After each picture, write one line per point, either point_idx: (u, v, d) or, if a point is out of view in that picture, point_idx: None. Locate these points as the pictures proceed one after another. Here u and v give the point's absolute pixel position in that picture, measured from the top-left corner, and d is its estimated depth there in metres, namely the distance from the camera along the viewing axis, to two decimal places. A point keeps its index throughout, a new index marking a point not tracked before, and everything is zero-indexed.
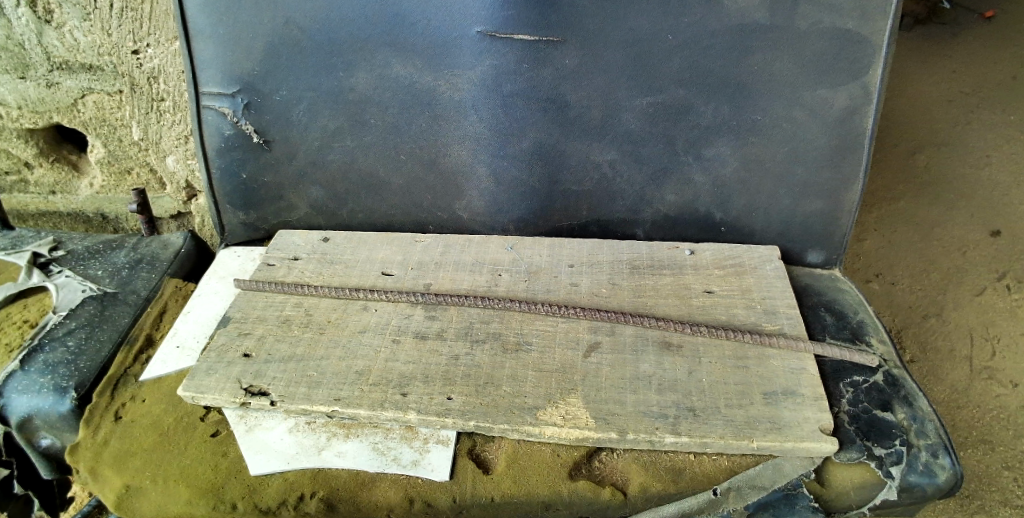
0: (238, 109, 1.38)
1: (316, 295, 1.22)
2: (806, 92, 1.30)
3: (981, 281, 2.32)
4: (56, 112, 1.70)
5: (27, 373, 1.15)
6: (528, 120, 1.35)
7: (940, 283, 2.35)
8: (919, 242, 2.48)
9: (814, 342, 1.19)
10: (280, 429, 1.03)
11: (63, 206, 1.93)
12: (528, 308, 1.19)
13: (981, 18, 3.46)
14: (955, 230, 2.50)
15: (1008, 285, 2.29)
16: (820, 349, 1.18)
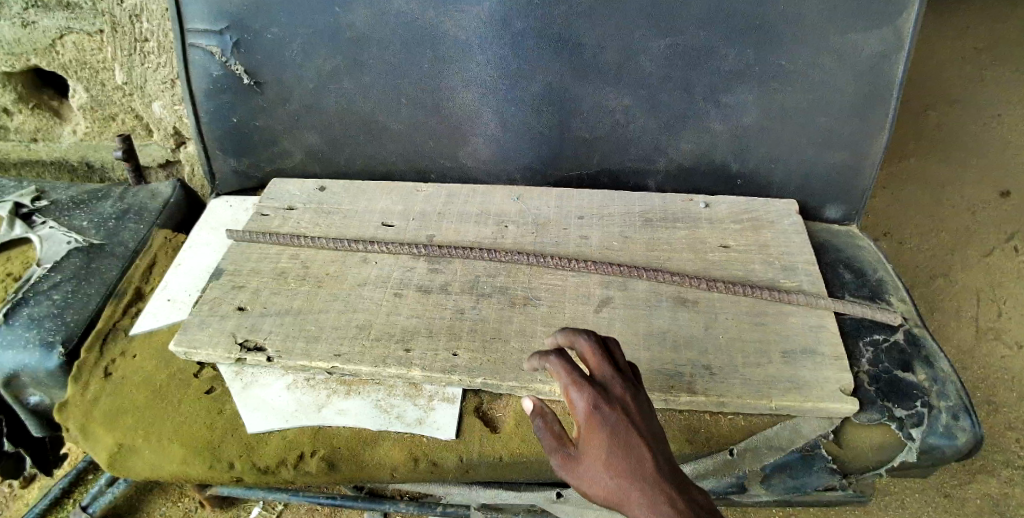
0: (227, 47, 1.28)
1: (314, 246, 1.16)
2: (836, 34, 1.20)
3: (988, 241, 2.16)
4: (35, 54, 1.59)
5: (12, 328, 1.09)
6: (539, 61, 1.25)
7: (947, 244, 2.18)
8: (929, 201, 2.27)
9: (837, 300, 1.14)
10: (277, 386, 0.99)
11: (46, 154, 1.85)
12: (537, 261, 1.12)
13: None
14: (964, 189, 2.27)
15: (1016, 248, 2.13)
16: (845, 307, 1.13)
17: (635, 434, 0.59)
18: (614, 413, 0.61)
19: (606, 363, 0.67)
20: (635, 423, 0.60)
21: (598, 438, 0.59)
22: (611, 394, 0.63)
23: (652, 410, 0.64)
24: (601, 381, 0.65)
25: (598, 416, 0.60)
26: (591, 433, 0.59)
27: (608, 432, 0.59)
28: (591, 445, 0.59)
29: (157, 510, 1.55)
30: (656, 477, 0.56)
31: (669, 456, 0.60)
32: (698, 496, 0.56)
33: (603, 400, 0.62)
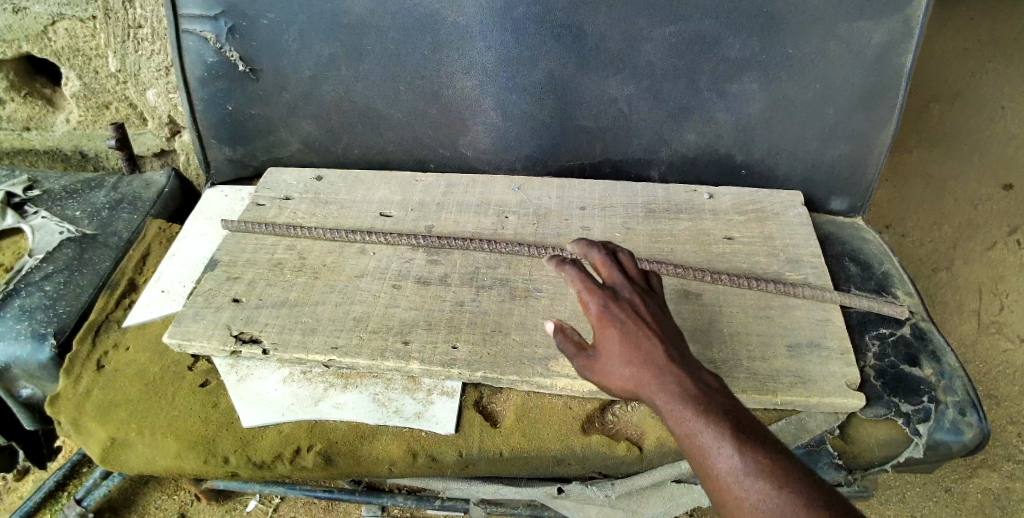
0: (221, 33, 1.25)
1: (311, 236, 1.13)
2: (843, 22, 1.18)
3: (991, 234, 2.12)
4: (26, 41, 1.56)
5: (3, 319, 1.07)
6: (540, 48, 1.22)
7: (950, 237, 2.16)
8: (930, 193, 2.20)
9: (843, 294, 1.12)
10: (274, 379, 0.97)
11: (40, 143, 1.82)
12: (538, 252, 1.10)
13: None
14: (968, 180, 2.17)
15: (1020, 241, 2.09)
16: (851, 300, 1.11)
17: (643, 327, 0.68)
18: (624, 311, 0.70)
19: (616, 269, 0.76)
20: (643, 318, 0.69)
21: (612, 333, 0.68)
22: (620, 295, 0.72)
23: (658, 306, 0.73)
24: (612, 285, 0.74)
25: (609, 313, 0.70)
26: (604, 327, 0.69)
27: (619, 328, 0.68)
28: (604, 339, 0.69)
29: (153, 503, 1.54)
30: (662, 361, 0.65)
31: (674, 341, 0.69)
32: (700, 374, 0.66)
33: (614, 300, 0.71)
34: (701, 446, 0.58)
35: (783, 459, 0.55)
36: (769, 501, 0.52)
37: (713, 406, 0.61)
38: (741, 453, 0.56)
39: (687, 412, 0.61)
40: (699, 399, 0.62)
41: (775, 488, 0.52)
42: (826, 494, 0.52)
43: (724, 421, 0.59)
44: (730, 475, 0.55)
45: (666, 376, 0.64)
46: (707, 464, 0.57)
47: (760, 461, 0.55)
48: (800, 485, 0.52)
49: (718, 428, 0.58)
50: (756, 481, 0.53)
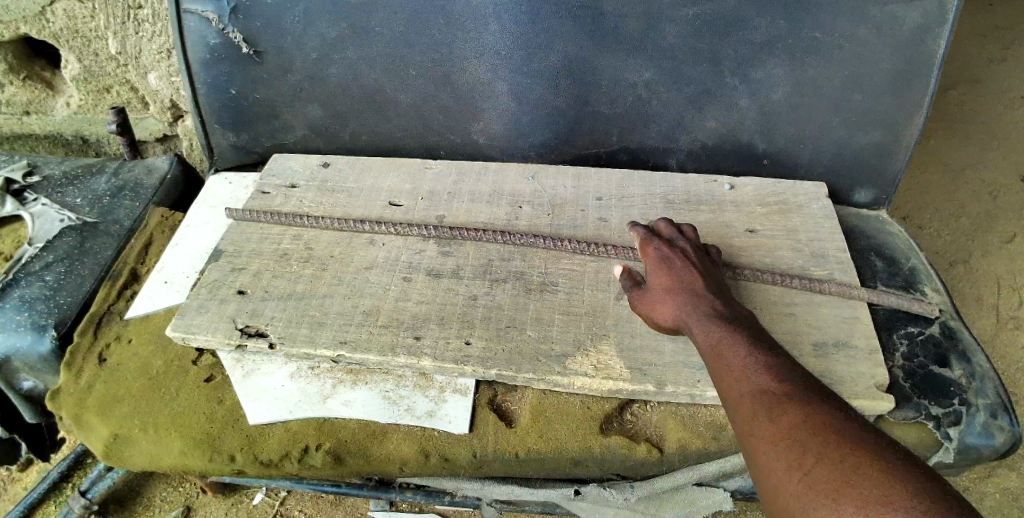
0: (224, 13, 1.20)
1: (318, 226, 1.09)
2: (875, 4, 1.12)
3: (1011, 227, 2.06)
4: (24, 22, 1.52)
5: (2, 310, 1.05)
6: (556, 30, 1.17)
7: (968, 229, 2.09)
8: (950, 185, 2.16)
9: (871, 290, 1.08)
10: (280, 375, 0.93)
11: (40, 128, 1.78)
12: (554, 244, 1.06)
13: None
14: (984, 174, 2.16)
15: None
16: (879, 297, 1.07)
17: (689, 266, 0.90)
18: (675, 255, 0.93)
19: (674, 230, 0.98)
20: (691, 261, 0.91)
21: (661, 268, 0.91)
22: (674, 245, 0.95)
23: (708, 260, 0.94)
24: (669, 240, 0.96)
25: (661, 255, 0.93)
26: (658, 264, 0.92)
27: (668, 264, 0.91)
28: (655, 274, 0.91)
29: (158, 495, 1.52)
30: (700, 290, 0.86)
31: (716, 284, 0.90)
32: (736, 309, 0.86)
33: (668, 247, 0.94)
34: (716, 342, 0.78)
35: (782, 359, 0.73)
36: (758, 374, 0.71)
37: (737, 324, 0.80)
38: (747, 349, 0.75)
39: (713, 323, 0.81)
40: (728, 318, 0.82)
41: (766, 369, 0.71)
42: (808, 383, 0.69)
43: (741, 331, 0.78)
44: (734, 361, 0.74)
45: (701, 299, 0.85)
46: (720, 354, 0.76)
47: (761, 355, 0.73)
48: (787, 373, 0.70)
49: (737, 335, 0.78)
50: (754, 366, 0.72)
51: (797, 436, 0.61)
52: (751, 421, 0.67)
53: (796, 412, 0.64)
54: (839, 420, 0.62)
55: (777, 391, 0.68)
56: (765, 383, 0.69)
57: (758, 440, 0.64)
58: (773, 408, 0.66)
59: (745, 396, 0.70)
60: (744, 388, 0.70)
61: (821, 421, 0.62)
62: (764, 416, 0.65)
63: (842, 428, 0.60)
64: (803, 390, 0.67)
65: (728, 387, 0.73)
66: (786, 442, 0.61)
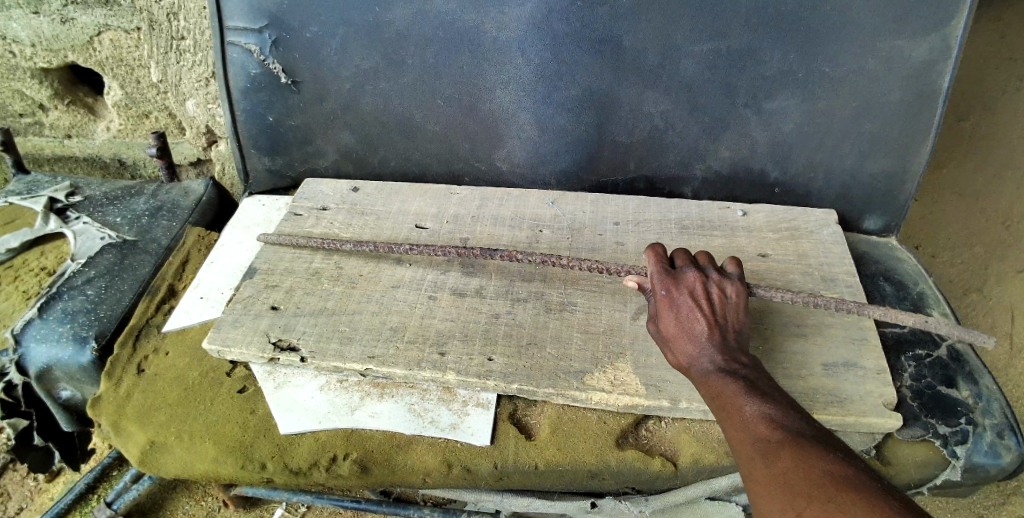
0: (265, 45, 1.28)
1: (336, 247, 1.14)
2: (882, 39, 1.17)
3: None
4: (72, 50, 1.64)
5: (46, 322, 1.10)
6: (577, 63, 1.23)
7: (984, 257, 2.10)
8: None
9: (913, 316, 0.97)
10: (310, 387, 0.98)
11: (79, 150, 1.91)
12: (563, 267, 1.09)
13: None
14: None
15: None
16: (921, 325, 0.96)
17: (693, 311, 0.89)
18: (682, 286, 0.92)
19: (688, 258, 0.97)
20: (700, 301, 0.90)
21: (665, 311, 0.91)
22: (680, 278, 0.93)
23: (722, 292, 0.92)
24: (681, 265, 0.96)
25: (670, 290, 0.92)
26: (665, 304, 0.91)
27: (674, 303, 0.91)
28: (664, 315, 0.91)
29: (180, 508, 1.55)
30: (706, 339, 0.86)
31: (724, 322, 0.89)
32: (744, 353, 0.87)
33: (676, 282, 0.93)
34: (716, 390, 0.80)
35: (779, 405, 0.76)
36: (758, 423, 0.74)
37: (741, 372, 0.82)
38: (744, 396, 0.78)
39: (720, 374, 0.82)
40: (733, 365, 0.83)
41: (766, 418, 0.74)
42: (807, 428, 0.72)
43: (738, 377, 0.81)
44: (733, 408, 0.77)
45: (708, 348, 0.86)
46: (721, 403, 0.79)
47: (763, 403, 0.76)
48: (784, 419, 0.74)
49: (739, 382, 0.80)
50: (751, 413, 0.76)
51: (793, 483, 0.65)
52: (751, 467, 0.70)
53: (790, 456, 0.68)
54: (832, 463, 0.65)
55: (774, 438, 0.71)
56: (762, 431, 0.73)
57: (755, 486, 0.69)
58: (769, 455, 0.69)
59: (746, 445, 0.73)
60: (745, 436, 0.74)
61: (814, 464, 0.65)
62: (760, 463, 0.69)
63: (833, 470, 0.64)
64: (800, 436, 0.71)
65: (729, 435, 0.76)
66: (781, 487, 0.65)
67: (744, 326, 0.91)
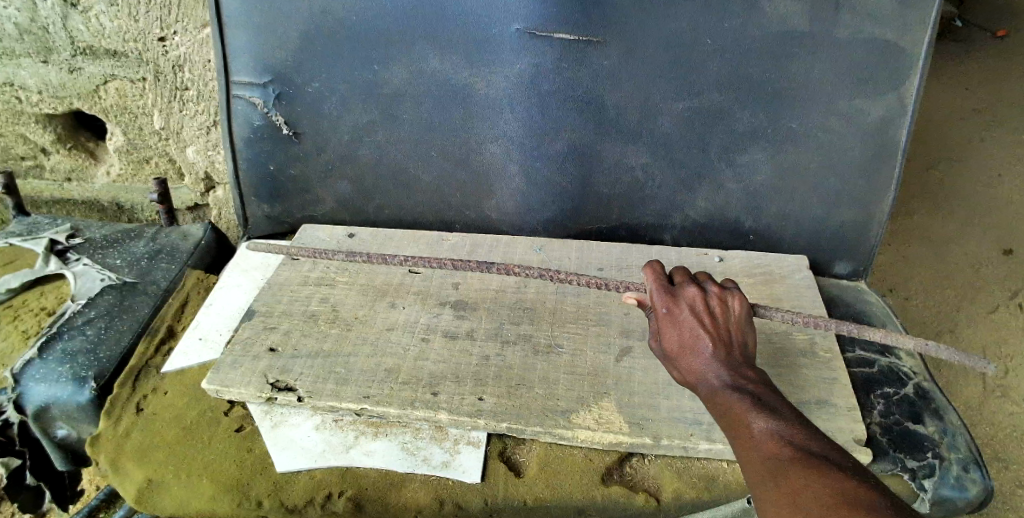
0: (269, 99, 1.37)
1: (330, 258, 1.13)
2: (839, 101, 1.29)
3: (992, 299, 2.26)
4: (78, 98, 1.71)
5: (45, 361, 1.13)
6: (562, 120, 1.33)
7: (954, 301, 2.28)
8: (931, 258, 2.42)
9: (915, 340, 0.96)
10: (306, 426, 1.02)
11: (78, 193, 1.96)
12: (557, 281, 1.09)
13: (994, 37, 3.40)
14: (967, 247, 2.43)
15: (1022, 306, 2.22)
16: (924, 348, 0.94)
17: (696, 326, 0.90)
18: (683, 304, 0.93)
19: (688, 276, 1.00)
20: (701, 316, 0.91)
21: (668, 326, 0.92)
22: (681, 293, 0.95)
23: (722, 306, 0.94)
24: (681, 284, 0.98)
25: (671, 307, 0.94)
26: (667, 320, 0.93)
27: (676, 319, 0.92)
28: (666, 332, 0.92)
29: None
30: (710, 355, 0.87)
31: (727, 337, 0.90)
32: (750, 369, 0.87)
33: (676, 300, 0.94)
34: (726, 409, 0.81)
35: (791, 424, 0.75)
36: (767, 443, 0.73)
37: (747, 388, 0.83)
38: (754, 414, 0.78)
39: (727, 391, 0.83)
40: (739, 382, 0.84)
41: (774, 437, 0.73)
42: (817, 447, 0.71)
43: (747, 395, 0.81)
44: (743, 427, 0.77)
45: (712, 364, 0.87)
46: (731, 421, 0.79)
47: (771, 420, 0.76)
48: (795, 439, 0.73)
49: (747, 400, 0.80)
50: (761, 432, 0.75)
51: (802, 503, 0.63)
52: (760, 486, 0.69)
53: (800, 474, 0.66)
54: (846, 481, 0.63)
55: (784, 456, 0.70)
56: (772, 449, 0.72)
57: (764, 504, 0.67)
58: (778, 473, 0.68)
59: (755, 463, 0.72)
60: (754, 452, 0.73)
61: (826, 482, 0.64)
62: (769, 481, 0.68)
63: (847, 489, 0.62)
64: (810, 454, 0.69)
65: (739, 453, 0.76)
66: (790, 505, 0.64)
67: (748, 340, 0.93)
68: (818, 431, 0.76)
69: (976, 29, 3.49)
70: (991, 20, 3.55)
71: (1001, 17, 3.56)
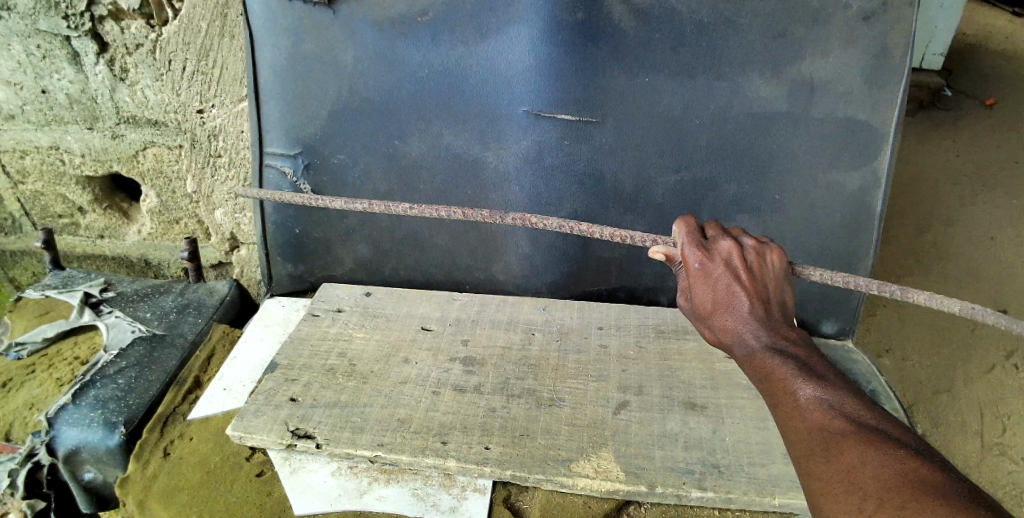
0: (299, 168, 1.51)
1: (352, 207, 1.31)
2: (815, 175, 1.43)
3: (990, 358, 2.37)
4: (117, 162, 1.86)
5: (78, 407, 1.21)
6: (565, 191, 1.46)
7: (950, 360, 2.37)
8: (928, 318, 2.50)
9: (960, 302, 1.06)
10: (323, 472, 1.08)
11: (109, 249, 2.09)
12: (578, 233, 1.20)
13: (983, 105, 3.54)
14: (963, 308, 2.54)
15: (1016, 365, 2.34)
16: (970, 312, 1.05)
17: (732, 284, 0.97)
18: (719, 261, 0.98)
19: (721, 232, 1.04)
20: (736, 274, 0.97)
21: (703, 285, 0.99)
22: (715, 249, 1.00)
23: (754, 261, 1.00)
24: (714, 240, 1.02)
25: (706, 267, 0.99)
26: (701, 276, 0.99)
27: (712, 280, 0.98)
28: (703, 291, 0.99)
29: None
30: (748, 316, 0.95)
31: (761, 294, 0.97)
32: (786, 330, 0.96)
33: (711, 258, 0.99)
34: (770, 377, 0.89)
35: (834, 392, 0.84)
36: (814, 412, 0.82)
37: (788, 352, 0.91)
38: (798, 382, 0.86)
39: (769, 356, 0.91)
40: (778, 345, 0.93)
41: (821, 406, 0.82)
42: (861, 415, 0.80)
43: (789, 362, 0.90)
44: (789, 397, 0.86)
45: (751, 327, 0.95)
46: (775, 387, 0.88)
47: (817, 390, 0.84)
48: (841, 408, 0.81)
49: (789, 366, 0.89)
50: (807, 403, 0.84)
51: (855, 477, 0.71)
52: (810, 457, 0.78)
53: (850, 447, 0.75)
54: (895, 454, 0.72)
55: (833, 428, 0.79)
56: (819, 420, 0.81)
57: (813, 475, 0.76)
58: (829, 447, 0.77)
59: (804, 432, 0.81)
60: (803, 424, 0.81)
61: (876, 457, 0.72)
62: (820, 454, 0.77)
63: (897, 464, 0.70)
64: (857, 424, 0.78)
65: (786, 422, 0.84)
66: (843, 480, 0.72)
67: (780, 293, 1.00)
68: (857, 394, 0.85)
69: (965, 98, 3.61)
70: (980, 87, 3.70)
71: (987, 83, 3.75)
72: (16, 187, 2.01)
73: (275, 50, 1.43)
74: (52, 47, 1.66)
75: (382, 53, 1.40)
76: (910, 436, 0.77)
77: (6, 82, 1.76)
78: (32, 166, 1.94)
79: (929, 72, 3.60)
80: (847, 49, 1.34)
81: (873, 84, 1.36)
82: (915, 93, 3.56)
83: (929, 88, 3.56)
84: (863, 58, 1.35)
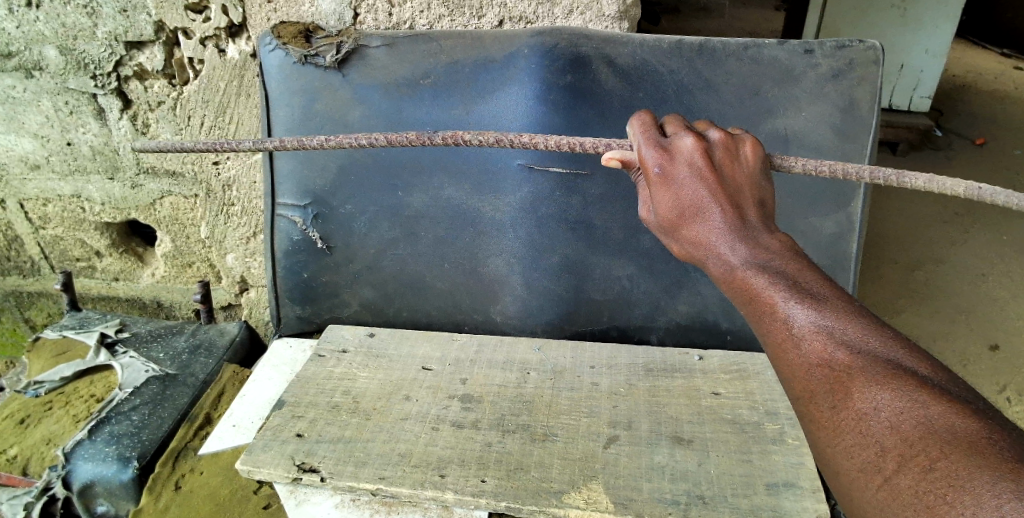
0: (308, 218, 1.62)
1: (265, 147, 1.32)
2: (792, 221, 1.53)
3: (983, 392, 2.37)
4: (135, 210, 1.98)
5: (94, 442, 1.30)
6: (558, 238, 1.57)
7: None
8: None
9: (964, 182, 0.95)
10: (327, 504, 1.16)
11: (123, 291, 2.18)
12: (521, 146, 1.20)
13: (973, 144, 3.77)
14: (955, 345, 2.55)
15: (1010, 398, 2.34)
16: (975, 191, 0.94)
17: (695, 187, 0.94)
18: (679, 163, 0.96)
19: (681, 131, 1.01)
20: (699, 179, 0.94)
21: (665, 190, 0.96)
22: (675, 151, 0.97)
23: (718, 162, 0.97)
24: (675, 142, 0.99)
25: (666, 170, 0.96)
26: (663, 184, 0.96)
27: (674, 184, 0.95)
28: (665, 197, 0.96)
29: None
30: (717, 223, 0.92)
31: (729, 194, 0.94)
32: (766, 237, 0.91)
33: (670, 160, 0.97)
34: (757, 302, 0.83)
35: (833, 314, 0.77)
36: (812, 342, 0.76)
37: (771, 265, 0.86)
38: (788, 305, 0.80)
39: (750, 273, 0.86)
40: (759, 258, 0.87)
41: (819, 333, 0.76)
42: (866, 341, 0.74)
43: (774, 280, 0.83)
44: (781, 328, 0.80)
45: (726, 239, 0.90)
46: (762, 310, 0.83)
47: (813, 315, 0.77)
48: (844, 336, 0.75)
49: (777, 285, 0.82)
50: (803, 331, 0.77)
51: (869, 429, 0.67)
52: (813, 402, 0.74)
53: (859, 393, 0.70)
54: (915, 400, 0.66)
55: (836, 366, 0.73)
56: (820, 356, 0.75)
57: (820, 423, 0.73)
58: (834, 391, 0.72)
59: (804, 370, 0.76)
60: (803, 361, 0.76)
61: (894, 406, 0.67)
62: (825, 399, 0.73)
63: (920, 414, 0.65)
64: (863, 357, 0.72)
65: (782, 355, 0.79)
66: (857, 434, 0.68)
67: (751, 194, 0.96)
68: (858, 309, 0.79)
69: (956, 137, 3.86)
70: (965, 131, 3.91)
71: (970, 129, 3.91)
72: (37, 231, 2.12)
73: (289, 108, 1.57)
74: (80, 103, 1.79)
75: (387, 111, 1.55)
76: (924, 361, 0.71)
77: (35, 134, 1.88)
78: (54, 213, 2.05)
79: (916, 117, 3.77)
80: (817, 105, 1.48)
81: (842, 137, 1.48)
82: (905, 134, 3.73)
83: (918, 131, 3.71)
84: (834, 111, 1.48)
